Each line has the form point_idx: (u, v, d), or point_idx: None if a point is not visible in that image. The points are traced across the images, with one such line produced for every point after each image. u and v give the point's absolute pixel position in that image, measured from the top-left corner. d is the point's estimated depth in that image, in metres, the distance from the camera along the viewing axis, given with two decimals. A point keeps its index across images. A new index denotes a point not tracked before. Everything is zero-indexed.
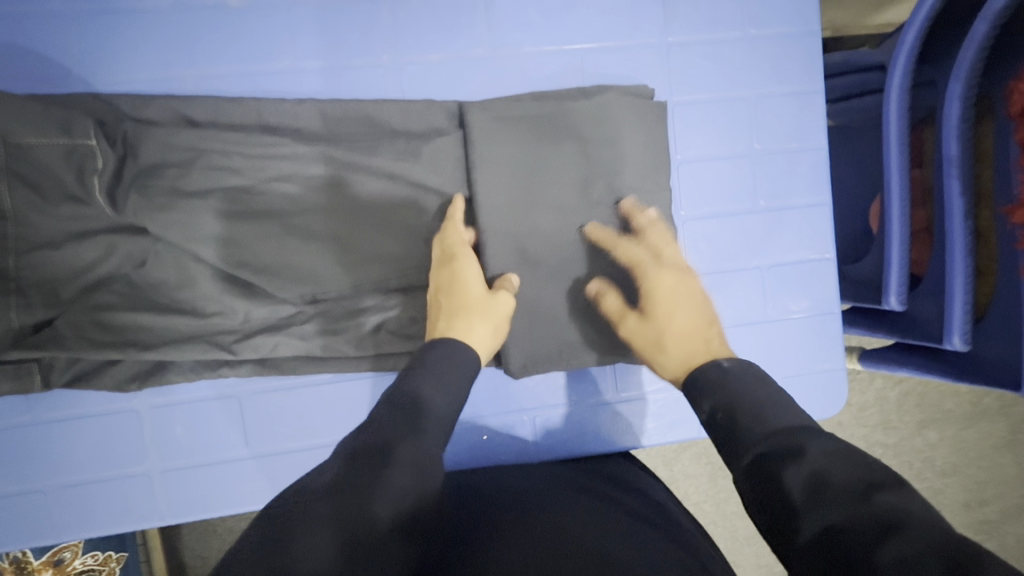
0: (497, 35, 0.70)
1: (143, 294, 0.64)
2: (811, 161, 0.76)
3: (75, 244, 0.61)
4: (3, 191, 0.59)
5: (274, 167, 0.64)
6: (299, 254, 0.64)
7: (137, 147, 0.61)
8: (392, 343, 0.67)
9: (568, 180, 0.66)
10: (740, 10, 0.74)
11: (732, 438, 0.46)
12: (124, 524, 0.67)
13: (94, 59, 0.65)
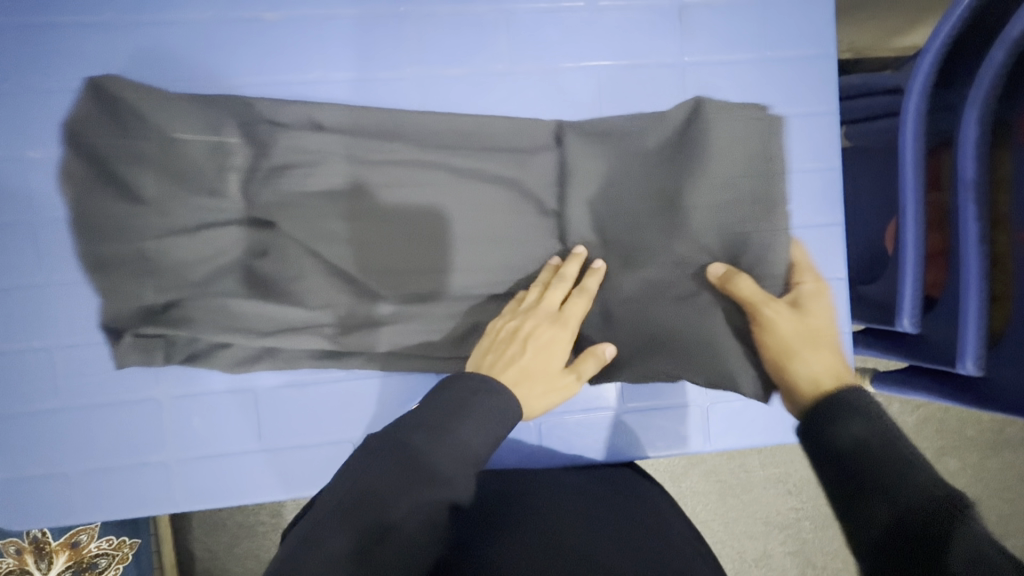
0: (518, 51, 0.73)
1: (260, 284, 0.70)
2: (824, 181, 0.77)
3: (205, 233, 0.68)
4: (150, 181, 0.68)
5: (372, 172, 0.70)
6: (339, 254, 0.70)
7: (271, 148, 0.69)
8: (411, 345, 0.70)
9: (650, 195, 0.73)
10: (757, 32, 0.75)
11: (833, 425, 0.52)
12: (141, 509, 0.69)
13: (137, 65, 0.69)
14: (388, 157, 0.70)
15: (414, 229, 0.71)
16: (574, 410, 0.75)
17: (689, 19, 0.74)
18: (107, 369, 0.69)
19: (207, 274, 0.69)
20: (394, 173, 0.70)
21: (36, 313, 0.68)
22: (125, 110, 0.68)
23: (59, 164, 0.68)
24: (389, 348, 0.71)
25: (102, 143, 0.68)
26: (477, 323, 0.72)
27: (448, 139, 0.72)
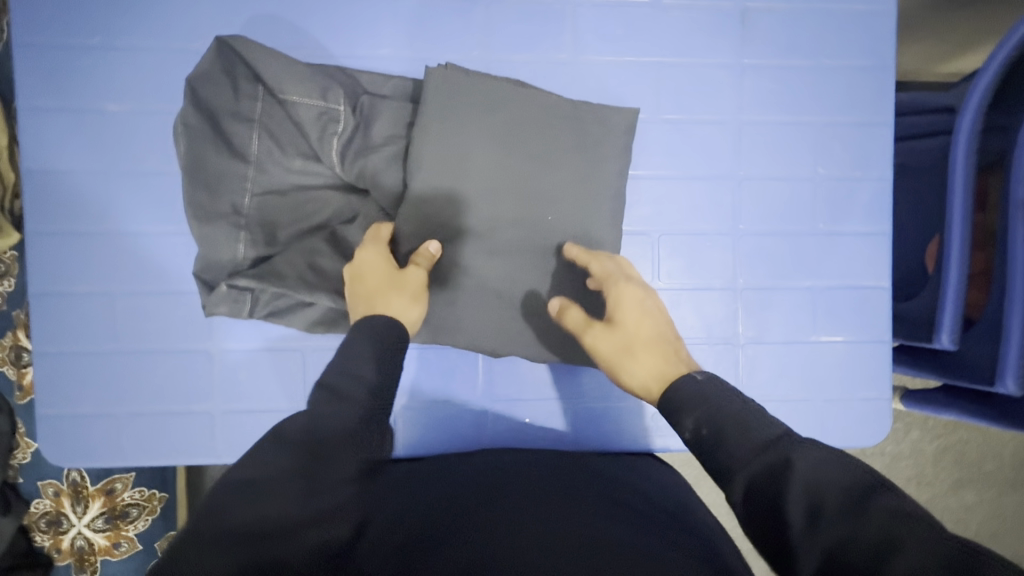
0: (581, 43, 0.75)
1: (343, 246, 0.72)
2: (873, 191, 0.78)
3: (301, 194, 0.72)
4: (252, 137, 0.70)
5: (471, 145, 0.70)
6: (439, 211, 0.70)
7: (372, 120, 0.71)
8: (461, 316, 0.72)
9: (532, 132, 0.72)
10: (816, 40, 0.77)
11: (718, 463, 0.50)
12: (183, 457, 0.71)
13: (217, 31, 0.72)
14: (489, 135, 0.71)
15: (502, 207, 0.71)
16: (603, 399, 0.78)
17: (750, 24, 0.76)
18: (165, 318, 0.71)
19: (276, 231, 0.71)
20: (491, 150, 0.71)
21: (98, 260, 0.70)
22: (242, 68, 0.70)
23: (135, 119, 0.71)
24: (432, 319, 0.72)
25: (217, 100, 0.70)
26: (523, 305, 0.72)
27: (527, 117, 0.71)
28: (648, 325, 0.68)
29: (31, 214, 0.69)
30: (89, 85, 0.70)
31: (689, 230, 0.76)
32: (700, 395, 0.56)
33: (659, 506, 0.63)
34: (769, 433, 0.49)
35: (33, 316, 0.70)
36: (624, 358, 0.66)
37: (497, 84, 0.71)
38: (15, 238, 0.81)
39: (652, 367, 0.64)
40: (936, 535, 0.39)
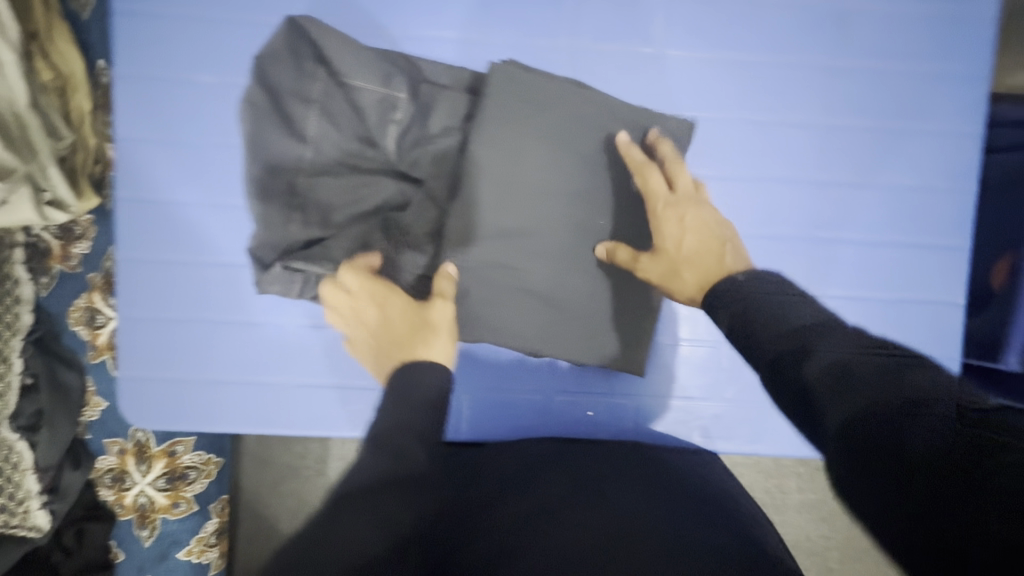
0: (670, 37, 0.74)
1: (393, 230, 0.74)
2: (956, 205, 0.76)
3: (352, 175, 0.73)
4: (310, 117, 0.72)
5: (523, 151, 0.72)
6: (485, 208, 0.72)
7: (430, 108, 0.73)
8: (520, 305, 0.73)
9: (576, 141, 0.73)
10: (911, 45, 0.75)
11: (748, 343, 0.60)
12: (254, 427, 0.73)
13: (308, 7, 0.72)
14: (530, 147, 0.72)
15: (542, 219, 0.73)
16: (665, 398, 0.76)
17: (845, 25, 0.74)
18: (243, 290, 0.73)
19: (331, 213, 0.73)
20: (535, 160, 0.72)
21: (182, 229, 0.72)
22: (307, 47, 0.71)
23: (222, 91, 0.71)
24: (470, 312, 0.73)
25: (288, 79, 0.71)
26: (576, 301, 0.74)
27: (575, 129, 0.73)
28: (693, 227, 0.72)
29: (122, 181, 0.71)
30: (182, 55, 0.71)
31: (763, 233, 0.75)
32: (737, 292, 0.64)
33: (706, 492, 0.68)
34: (791, 324, 0.59)
35: (121, 280, 0.72)
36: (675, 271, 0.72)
37: (557, 85, 0.72)
38: (96, 202, 0.83)
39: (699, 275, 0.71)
40: (932, 392, 0.55)
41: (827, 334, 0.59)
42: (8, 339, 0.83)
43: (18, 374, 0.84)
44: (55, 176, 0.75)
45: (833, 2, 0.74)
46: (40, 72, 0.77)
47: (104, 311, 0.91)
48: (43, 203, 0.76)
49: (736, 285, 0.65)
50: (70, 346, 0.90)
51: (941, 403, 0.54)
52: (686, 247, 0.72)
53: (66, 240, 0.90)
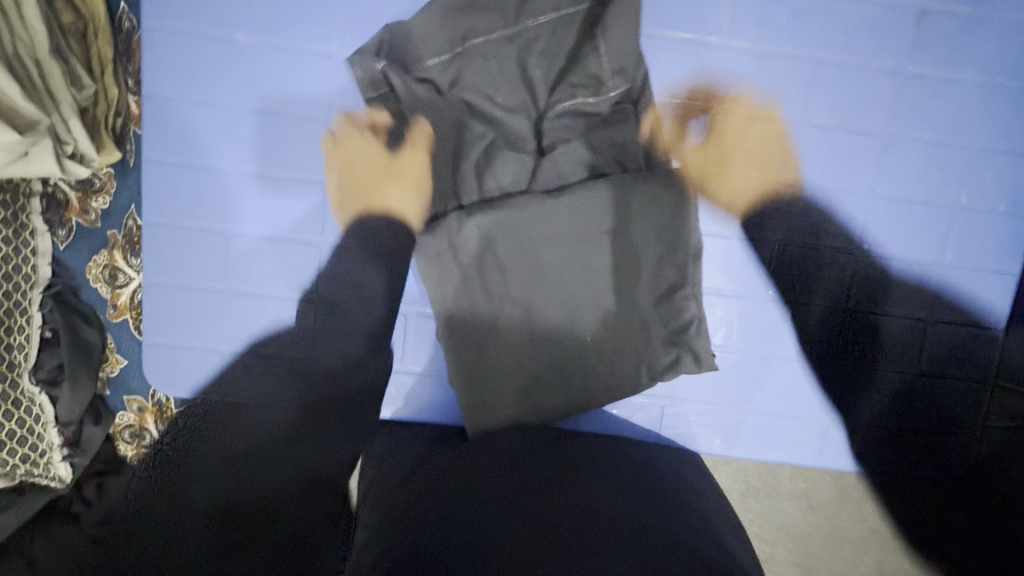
0: (737, 26, 0.69)
1: (431, 172, 0.69)
2: (1013, 230, 0.73)
3: (434, 112, 0.67)
4: (448, 51, 0.66)
5: (552, 206, 0.66)
6: (509, 223, 0.67)
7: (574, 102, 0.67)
8: (534, 297, 0.68)
9: (610, 207, 0.66)
10: (993, 55, 0.70)
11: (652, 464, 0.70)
12: (280, 402, 0.73)
13: None
14: (618, 204, 0.66)
15: (581, 278, 0.67)
16: (685, 402, 0.76)
17: (925, 28, 0.69)
18: (274, 263, 0.71)
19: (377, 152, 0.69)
20: (604, 216, 0.66)
21: (215, 196, 0.70)
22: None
23: (259, 52, 0.67)
24: (475, 314, 0.69)
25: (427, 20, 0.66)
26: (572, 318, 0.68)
27: (655, 204, 0.66)
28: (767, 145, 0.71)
29: (153, 140, 0.68)
30: (216, 13, 0.66)
31: (809, 244, 0.73)
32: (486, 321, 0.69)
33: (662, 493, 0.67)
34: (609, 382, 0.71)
35: (149, 245, 0.70)
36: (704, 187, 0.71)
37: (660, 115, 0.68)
38: (117, 156, 0.79)
39: (744, 188, 0.72)
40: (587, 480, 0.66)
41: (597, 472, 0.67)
42: (26, 293, 0.83)
43: (38, 328, 0.84)
44: (77, 127, 0.72)
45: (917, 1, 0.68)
46: (59, 13, 0.73)
47: (125, 270, 0.88)
48: (64, 156, 0.73)
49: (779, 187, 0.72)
50: (91, 302, 0.88)
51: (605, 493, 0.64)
52: (753, 131, 0.71)
53: (85, 193, 0.86)
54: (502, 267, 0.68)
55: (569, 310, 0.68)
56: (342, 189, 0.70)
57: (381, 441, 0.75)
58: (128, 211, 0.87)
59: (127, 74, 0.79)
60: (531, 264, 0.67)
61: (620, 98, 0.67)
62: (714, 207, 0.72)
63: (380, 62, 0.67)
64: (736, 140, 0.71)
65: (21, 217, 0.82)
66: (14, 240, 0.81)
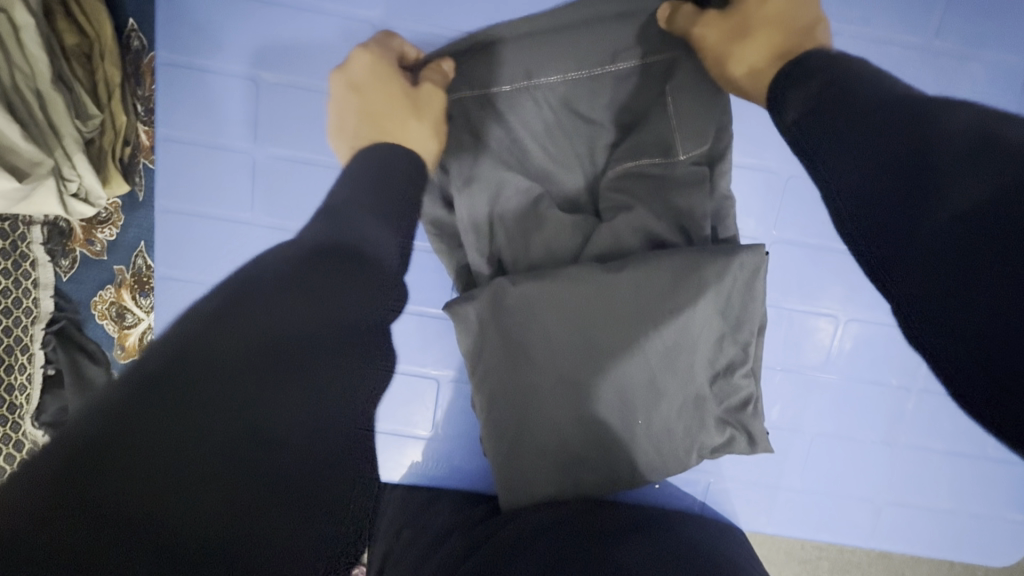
0: None
1: (482, 227, 0.64)
2: None
3: (486, 164, 0.64)
4: (511, 102, 0.64)
5: (609, 276, 0.61)
6: (561, 291, 0.61)
7: (639, 161, 0.63)
8: (591, 374, 0.62)
9: (672, 279, 0.60)
10: None
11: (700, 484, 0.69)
12: None
13: (406, 16, 0.64)
14: (681, 276, 0.60)
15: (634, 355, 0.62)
16: (731, 475, 0.72)
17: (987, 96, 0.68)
18: None
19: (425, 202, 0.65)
20: (664, 289, 0.60)
21: (234, 246, 0.66)
22: (554, 48, 0.63)
23: (303, 100, 0.64)
24: (520, 387, 0.63)
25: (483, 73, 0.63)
26: (624, 396, 0.63)
27: (724, 278, 0.60)
28: (794, 12, 0.56)
29: (169, 187, 0.65)
30: (259, 56, 0.63)
31: (874, 317, 0.68)
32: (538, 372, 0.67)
33: (696, 542, 0.62)
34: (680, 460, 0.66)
35: (162, 296, 0.67)
36: (724, 62, 0.58)
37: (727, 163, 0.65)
38: (125, 190, 0.73)
39: (762, 46, 0.55)
40: (614, 512, 0.65)
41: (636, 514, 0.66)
42: (27, 329, 0.78)
43: (39, 366, 0.79)
44: (82, 164, 0.66)
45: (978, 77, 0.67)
46: (61, 34, 0.66)
47: (134, 310, 0.81)
48: (68, 195, 0.67)
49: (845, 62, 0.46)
50: (96, 338, 0.83)
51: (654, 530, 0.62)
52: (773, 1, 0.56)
53: (89, 223, 0.79)
54: (548, 338, 0.62)
55: (625, 390, 0.63)
56: None
57: (405, 504, 0.70)
58: (135, 247, 0.80)
59: (136, 99, 0.72)
60: (586, 336, 0.62)
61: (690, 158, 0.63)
62: (777, 272, 0.68)
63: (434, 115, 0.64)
64: (802, 204, 0.67)
65: (21, 246, 0.76)
66: (13, 271, 0.75)
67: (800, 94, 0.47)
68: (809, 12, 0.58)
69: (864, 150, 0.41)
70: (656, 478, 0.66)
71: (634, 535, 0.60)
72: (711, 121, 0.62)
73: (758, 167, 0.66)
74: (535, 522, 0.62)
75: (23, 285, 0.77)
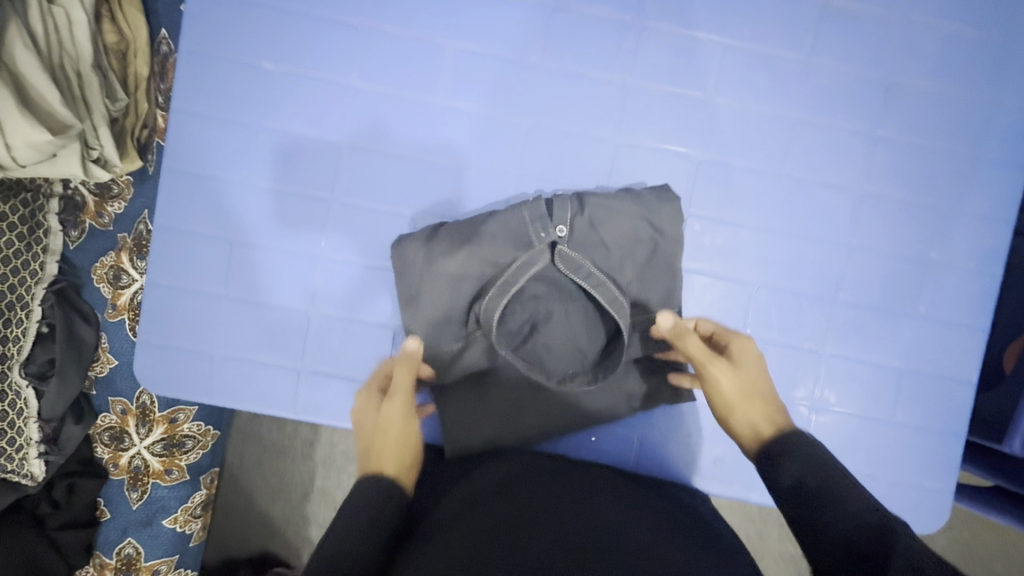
0: (721, 83, 0.74)
1: (441, 194, 0.75)
2: (981, 287, 0.77)
3: (446, 144, 0.74)
4: (466, 95, 0.74)
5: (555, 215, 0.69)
6: (500, 227, 0.68)
7: (574, 148, 0.75)
8: (530, 307, 0.70)
9: (614, 222, 0.70)
10: (958, 126, 0.75)
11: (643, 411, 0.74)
12: (266, 408, 0.75)
13: (372, 10, 0.73)
14: (617, 217, 0.70)
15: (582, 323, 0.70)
16: (668, 435, 0.77)
17: (894, 95, 0.75)
18: (270, 273, 0.75)
19: (390, 173, 0.75)
20: (593, 228, 0.70)
21: (221, 206, 0.74)
22: (504, 49, 0.74)
23: (285, 80, 0.73)
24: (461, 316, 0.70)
25: (441, 67, 0.74)
26: (563, 330, 0.70)
27: (655, 219, 0.70)
28: (763, 387, 0.64)
29: (173, 152, 0.73)
30: (249, 40, 0.73)
31: (787, 288, 0.76)
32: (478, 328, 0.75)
33: (670, 509, 0.63)
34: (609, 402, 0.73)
35: (156, 248, 0.74)
36: (726, 412, 0.63)
37: (650, 147, 0.75)
38: (138, 165, 0.84)
39: (763, 411, 0.61)
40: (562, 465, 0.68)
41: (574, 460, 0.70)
42: (30, 288, 0.85)
43: (35, 322, 0.85)
44: (105, 135, 0.77)
45: (886, 74, 0.75)
46: (104, 33, 0.81)
47: (130, 272, 0.91)
48: (89, 161, 0.77)
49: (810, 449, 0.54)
50: (91, 302, 0.90)
51: (616, 491, 0.64)
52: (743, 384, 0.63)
53: (101, 198, 0.90)
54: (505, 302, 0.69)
55: (562, 322, 0.70)
56: (347, 204, 0.75)
57: None
58: (141, 216, 0.92)
59: (158, 92, 0.87)
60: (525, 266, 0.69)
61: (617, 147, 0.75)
62: (697, 246, 0.76)
63: (403, 118, 0.74)
64: (721, 187, 0.75)
65: (37, 216, 0.85)
66: (27, 236, 0.84)
67: (792, 467, 0.53)
68: (764, 377, 0.65)
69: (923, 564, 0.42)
70: (590, 416, 0.73)
71: (608, 503, 0.61)
72: (635, 124, 0.75)
73: (682, 151, 0.75)
74: (500, 496, 0.61)
75: (33, 249, 0.85)
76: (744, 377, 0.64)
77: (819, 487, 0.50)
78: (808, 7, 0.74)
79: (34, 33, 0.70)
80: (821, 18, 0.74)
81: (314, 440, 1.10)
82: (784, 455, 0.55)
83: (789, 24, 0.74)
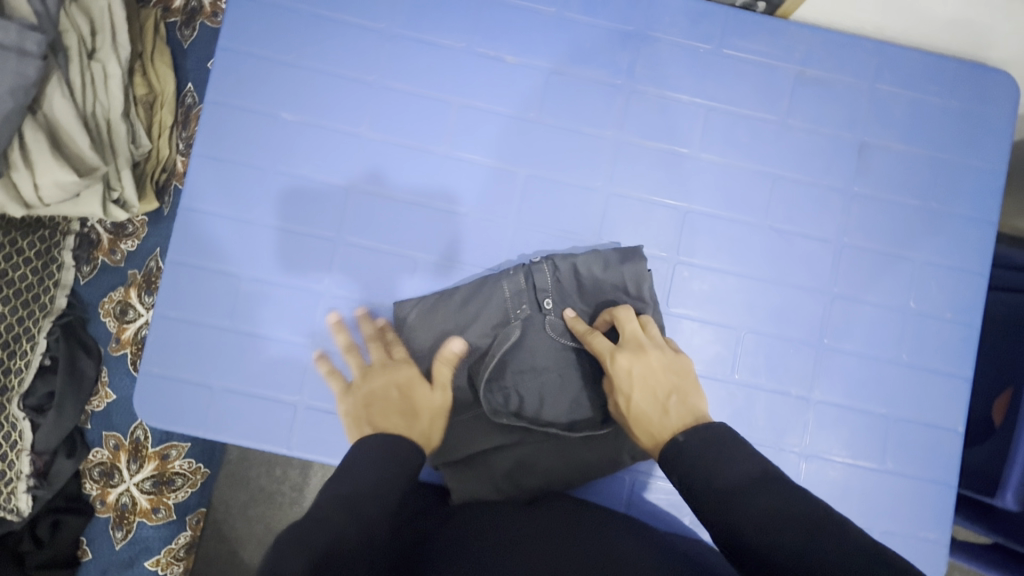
0: (705, 141, 0.80)
1: (442, 239, 0.79)
2: (960, 336, 0.79)
3: (444, 190, 0.79)
4: (469, 148, 0.80)
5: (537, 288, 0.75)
6: (485, 301, 0.75)
7: (567, 196, 0.80)
8: (524, 373, 0.76)
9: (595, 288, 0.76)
10: (928, 183, 0.80)
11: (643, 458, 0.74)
12: (261, 443, 0.76)
13: (386, 70, 0.80)
14: (604, 272, 0.76)
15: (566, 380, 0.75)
16: (658, 477, 0.77)
17: (866, 155, 0.80)
18: (275, 310, 0.77)
19: (393, 218, 0.79)
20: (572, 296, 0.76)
21: (232, 242, 0.78)
22: (504, 107, 0.80)
23: (301, 130, 0.79)
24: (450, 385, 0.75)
25: (445, 121, 0.80)
26: (551, 390, 0.76)
27: (637, 271, 0.75)
28: (645, 402, 0.64)
29: (191, 192, 0.78)
30: (270, 94, 0.79)
31: (772, 332, 0.78)
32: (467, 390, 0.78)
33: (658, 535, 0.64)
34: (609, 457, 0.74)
35: (166, 281, 0.77)
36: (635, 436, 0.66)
37: (641, 197, 0.80)
38: (154, 206, 0.89)
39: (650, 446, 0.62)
40: (569, 504, 0.68)
41: (588, 503, 0.69)
42: (37, 320, 0.86)
43: (38, 355, 0.87)
44: (127, 177, 0.82)
45: (857, 136, 0.81)
46: (135, 86, 0.87)
47: (136, 307, 0.94)
48: (110, 201, 0.81)
49: (677, 453, 0.55)
50: (95, 336, 0.92)
51: (621, 521, 0.64)
52: (640, 403, 0.65)
53: (116, 236, 0.94)
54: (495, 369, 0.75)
55: (551, 386, 0.76)
56: (352, 244, 0.78)
57: None
58: (152, 253, 0.94)
59: (179, 139, 0.92)
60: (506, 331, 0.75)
61: (611, 198, 0.80)
62: (685, 290, 0.79)
63: (409, 167, 0.79)
64: (705, 235, 0.79)
65: (53, 252, 0.88)
66: (40, 270, 0.87)
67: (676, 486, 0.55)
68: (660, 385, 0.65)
69: (776, 535, 0.45)
70: (593, 468, 0.73)
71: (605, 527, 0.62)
72: (626, 176, 0.80)
73: (671, 201, 0.80)
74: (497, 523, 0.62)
75: (45, 283, 0.88)
76: (630, 403, 0.66)
77: (717, 441, 0.54)
78: (783, 75, 0.81)
79: (73, 84, 0.76)
80: (795, 84, 0.81)
81: (307, 481, 1.08)
82: (669, 464, 0.55)
83: (766, 89, 0.81)
